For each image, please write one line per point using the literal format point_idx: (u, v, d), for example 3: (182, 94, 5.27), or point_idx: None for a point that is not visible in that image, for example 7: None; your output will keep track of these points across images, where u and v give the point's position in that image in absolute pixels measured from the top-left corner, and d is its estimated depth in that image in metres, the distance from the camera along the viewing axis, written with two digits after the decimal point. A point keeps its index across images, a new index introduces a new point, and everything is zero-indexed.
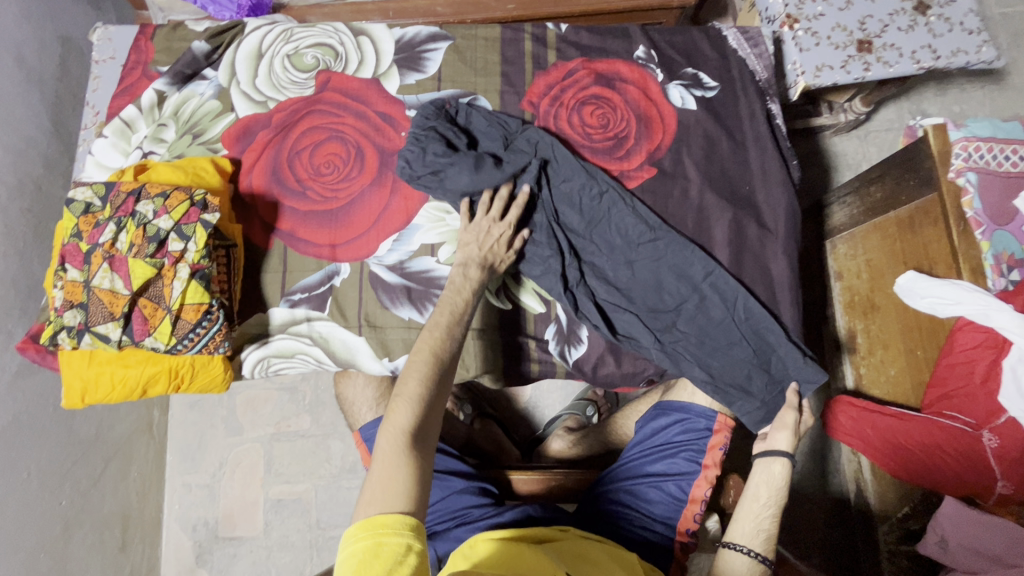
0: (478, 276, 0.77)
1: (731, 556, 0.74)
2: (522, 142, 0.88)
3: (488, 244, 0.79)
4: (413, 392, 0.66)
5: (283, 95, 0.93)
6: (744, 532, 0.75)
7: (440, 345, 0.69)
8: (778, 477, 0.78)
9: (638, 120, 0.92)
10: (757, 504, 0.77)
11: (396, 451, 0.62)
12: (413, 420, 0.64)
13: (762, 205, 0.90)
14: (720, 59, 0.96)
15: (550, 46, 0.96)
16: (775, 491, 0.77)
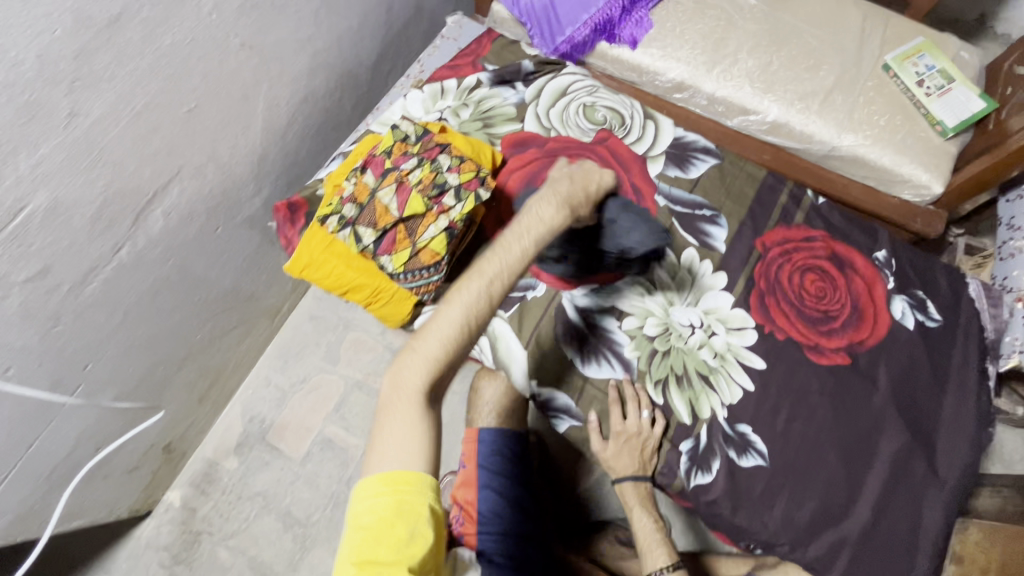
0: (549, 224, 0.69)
1: None
2: (691, 296, 0.95)
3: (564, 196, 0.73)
4: (429, 351, 0.59)
5: (565, 131, 1.06)
6: None
7: (475, 307, 0.61)
8: (637, 489, 0.91)
9: (852, 310, 0.95)
10: (645, 531, 0.91)
11: (409, 404, 0.58)
12: (426, 378, 0.59)
13: (939, 449, 0.88)
14: (953, 299, 0.97)
15: (802, 209, 1.03)
16: (642, 496, 0.91)
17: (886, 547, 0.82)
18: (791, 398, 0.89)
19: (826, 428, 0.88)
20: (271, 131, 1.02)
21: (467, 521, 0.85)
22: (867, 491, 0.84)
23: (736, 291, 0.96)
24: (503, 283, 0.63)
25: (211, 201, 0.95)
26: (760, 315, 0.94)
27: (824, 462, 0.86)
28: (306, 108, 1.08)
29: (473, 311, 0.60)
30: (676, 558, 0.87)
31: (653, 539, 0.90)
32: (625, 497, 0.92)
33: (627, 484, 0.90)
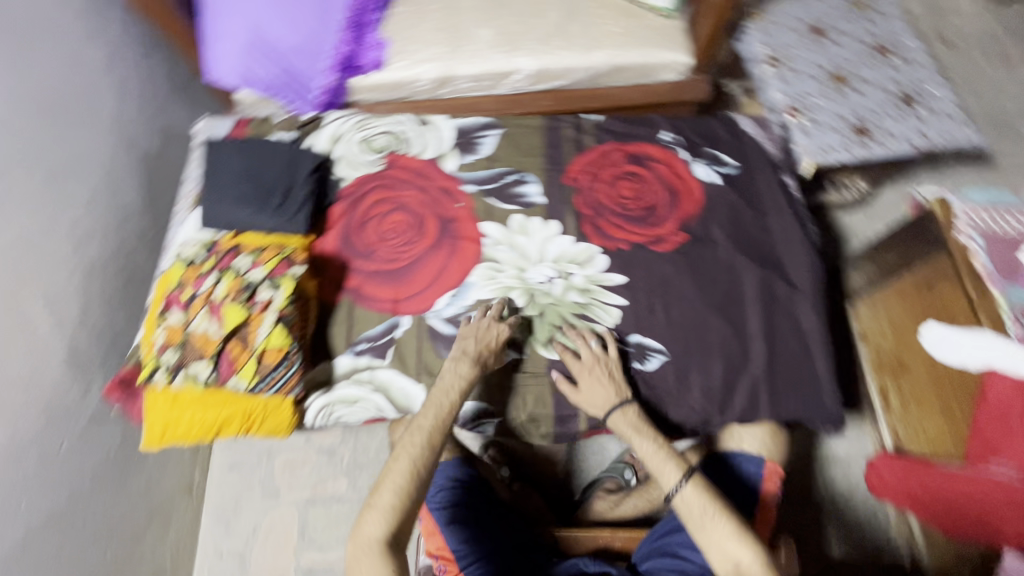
0: (467, 370, 0.87)
1: (681, 500, 0.82)
2: (538, 254, 1.00)
3: (455, 382, 0.86)
4: (384, 503, 0.76)
5: (356, 172, 1.07)
6: (693, 522, 0.80)
7: (417, 455, 0.79)
8: (627, 413, 0.88)
9: (667, 192, 1.04)
10: (652, 452, 0.86)
11: (371, 555, 0.73)
12: (386, 530, 0.74)
13: (787, 264, 0.98)
14: (736, 142, 1.10)
15: (587, 132, 1.12)
16: (637, 422, 0.88)
17: (791, 366, 0.93)
18: (658, 292, 0.96)
19: (697, 299, 0.95)
20: (66, 323, 0.94)
21: (449, 566, 0.87)
22: (753, 329, 0.93)
23: (570, 228, 1.02)
24: (442, 433, 0.83)
25: (35, 425, 0.86)
26: (599, 238, 1.00)
27: (708, 326, 0.93)
28: (94, 281, 1.01)
29: (411, 458, 0.79)
30: (687, 464, 0.84)
31: (659, 457, 0.85)
32: (620, 428, 0.88)
33: (616, 417, 0.88)
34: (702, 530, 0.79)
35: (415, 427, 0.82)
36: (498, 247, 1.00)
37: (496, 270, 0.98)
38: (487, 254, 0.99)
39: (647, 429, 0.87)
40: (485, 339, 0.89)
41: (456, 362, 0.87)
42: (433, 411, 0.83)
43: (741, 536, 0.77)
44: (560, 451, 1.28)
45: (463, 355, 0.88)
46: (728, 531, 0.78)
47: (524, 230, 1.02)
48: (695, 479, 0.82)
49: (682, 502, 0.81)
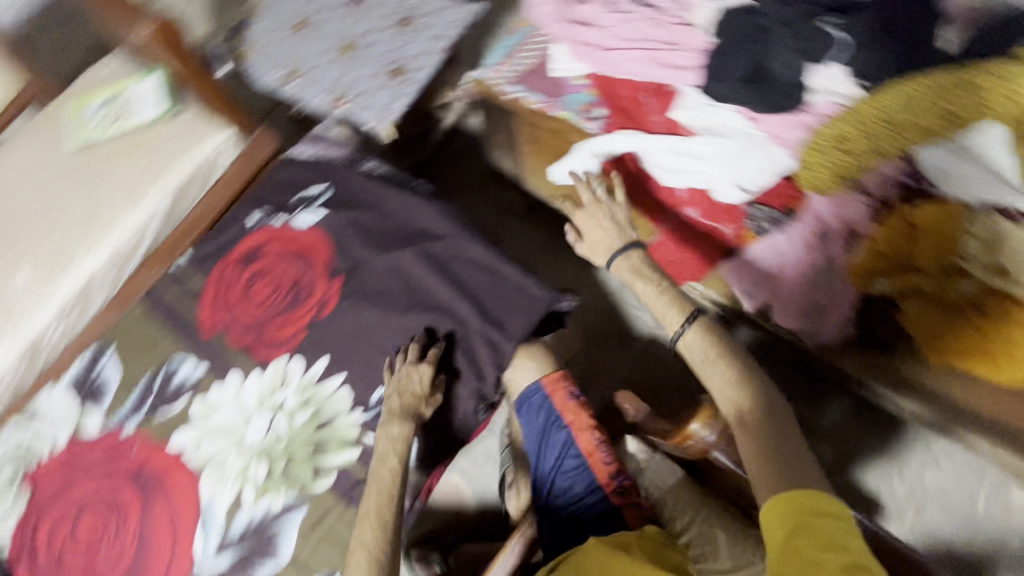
0: (400, 431, 0.86)
1: (687, 339, 0.83)
2: (240, 415, 0.91)
3: (408, 391, 0.88)
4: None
5: (24, 514, 0.93)
6: (695, 363, 0.81)
7: (376, 540, 0.79)
8: (634, 259, 0.92)
9: (293, 261, 1.00)
10: (652, 295, 0.89)
11: None
12: None
13: (426, 225, 1.00)
14: (311, 171, 1.08)
15: (190, 276, 1.02)
16: (637, 267, 0.92)
17: (495, 296, 0.95)
18: (356, 345, 0.93)
19: (388, 319, 0.94)
20: None
21: None
22: (446, 297, 0.95)
23: (245, 367, 0.94)
24: (399, 517, 0.82)
25: None
26: (274, 351, 0.94)
27: (413, 330, 0.93)
28: None
29: (376, 541, 0.79)
30: (692, 308, 0.86)
31: (661, 301, 0.88)
32: (626, 275, 0.93)
33: (631, 253, 0.93)
34: (703, 373, 0.80)
35: (366, 513, 0.81)
36: (202, 445, 0.90)
37: (219, 465, 0.89)
38: (196, 465, 0.89)
39: (648, 270, 0.91)
40: (409, 394, 0.88)
41: (387, 424, 0.87)
42: (378, 486, 0.83)
43: (747, 379, 0.76)
44: (463, 488, 1.32)
45: (390, 415, 0.87)
46: (727, 372, 0.78)
47: (210, 409, 0.92)
48: (699, 320, 0.83)
49: (699, 339, 0.82)
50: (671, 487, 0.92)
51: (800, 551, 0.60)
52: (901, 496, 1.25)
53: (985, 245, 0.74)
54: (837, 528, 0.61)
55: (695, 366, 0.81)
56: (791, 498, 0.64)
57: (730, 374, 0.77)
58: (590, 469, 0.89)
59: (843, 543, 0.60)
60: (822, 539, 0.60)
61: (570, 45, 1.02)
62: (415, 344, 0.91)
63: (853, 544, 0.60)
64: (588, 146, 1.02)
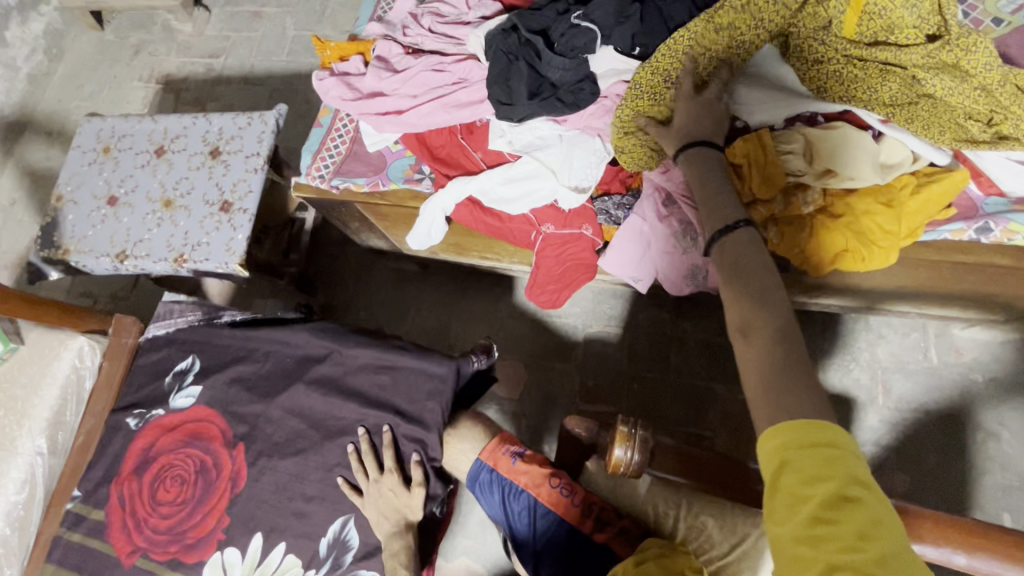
0: (400, 543, 0.83)
1: (728, 248, 0.63)
2: None
3: (394, 504, 0.85)
4: None
5: None
6: (734, 268, 0.62)
7: None
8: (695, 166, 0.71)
9: (188, 447, 0.93)
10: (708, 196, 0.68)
11: None
12: None
13: (307, 350, 0.96)
14: (173, 346, 1.02)
15: (89, 511, 0.94)
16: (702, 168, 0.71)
17: (398, 388, 0.91)
18: (285, 502, 0.87)
19: (306, 461, 0.89)
20: None
21: None
22: (353, 414, 0.90)
23: None
24: None
25: None
26: (205, 549, 0.87)
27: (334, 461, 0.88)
28: None
29: None
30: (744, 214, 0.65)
31: (711, 202, 0.67)
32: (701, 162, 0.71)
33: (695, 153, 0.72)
34: (736, 282, 0.60)
35: None
36: None
37: None
38: None
39: (717, 173, 0.70)
40: (393, 504, 0.85)
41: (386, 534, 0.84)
42: None
43: (761, 306, 0.58)
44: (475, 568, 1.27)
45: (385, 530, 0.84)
46: (737, 298, 0.60)
47: None
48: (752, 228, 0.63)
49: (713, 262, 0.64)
50: (649, 493, 0.85)
51: (781, 485, 0.52)
52: (867, 382, 1.26)
53: (806, 158, 0.81)
54: (831, 462, 0.50)
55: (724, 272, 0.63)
56: (800, 431, 0.52)
57: (742, 300, 0.59)
58: (561, 519, 0.85)
59: (833, 472, 0.50)
60: (805, 474, 0.50)
61: (368, 120, 1.00)
62: (366, 452, 0.87)
63: (842, 475, 0.49)
64: (431, 206, 0.97)
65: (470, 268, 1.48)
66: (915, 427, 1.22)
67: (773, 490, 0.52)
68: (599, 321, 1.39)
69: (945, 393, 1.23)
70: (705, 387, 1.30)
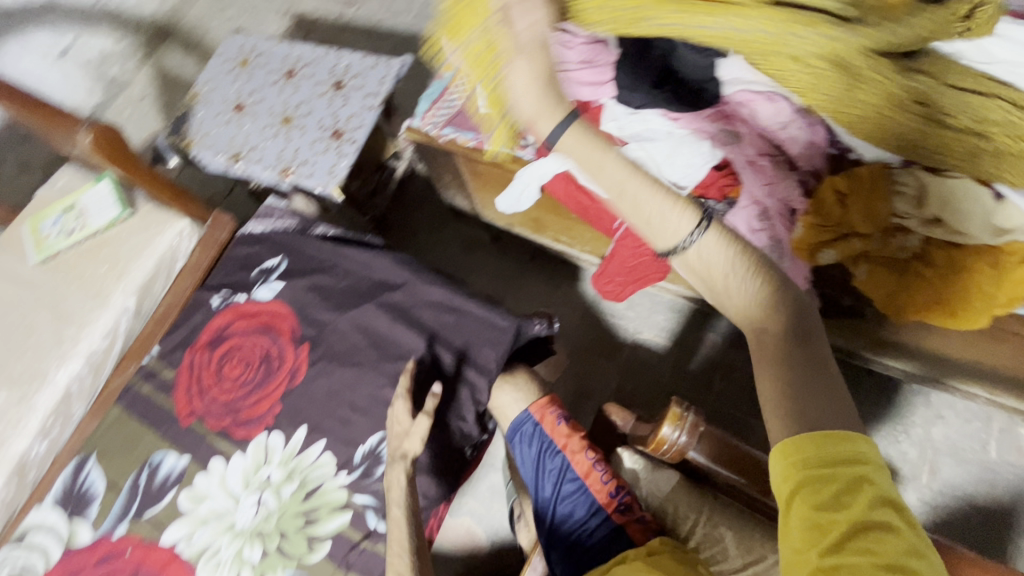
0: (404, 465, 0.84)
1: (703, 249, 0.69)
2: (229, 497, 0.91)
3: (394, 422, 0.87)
4: None
5: None
6: (714, 284, 0.70)
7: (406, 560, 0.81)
8: (581, 134, 0.85)
9: (259, 336, 1.01)
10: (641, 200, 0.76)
11: None
12: None
13: (382, 276, 1.02)
14: (266, 243, 1.10)
15: (164, 368, 1.04)
16: (596, 149, 0.82)
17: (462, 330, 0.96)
18: (334, 404, 0.94)
19: (361, 372, 0.95)
20: None
21: None
22: (413, 342, 0.96)
23: (229, 448, 0.94)
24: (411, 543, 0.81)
25: None
26: (255, 427, 0.94)
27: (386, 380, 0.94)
28: None
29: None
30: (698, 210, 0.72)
31: (660, 210, 0.74)
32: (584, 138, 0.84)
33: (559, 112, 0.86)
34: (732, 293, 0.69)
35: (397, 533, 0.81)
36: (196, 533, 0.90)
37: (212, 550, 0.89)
38: (192, 555, 0.89)
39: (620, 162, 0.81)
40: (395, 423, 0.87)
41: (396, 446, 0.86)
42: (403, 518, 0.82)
43: (789, 368, 0.60)
44: (476, 529, 1.30)
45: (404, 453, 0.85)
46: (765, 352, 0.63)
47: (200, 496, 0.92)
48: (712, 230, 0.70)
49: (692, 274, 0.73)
50: (670, 493, 0.88)
51: (793, 505, 0.58)
52: (913, 457, 1.22)
53: (915, 202, 0.81)
54: (850, 492, 0.55)
55: (715, 293, 0.71)
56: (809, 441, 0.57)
57: (785, 327, 0.63)
58: (589, 490, 0.88)
59: (851, 503, 0.55)
60: (819, 498, 0.56)
61: None
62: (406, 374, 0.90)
63: (866, 501, 0.55)
64: (529, 173, 1.03)
65: (537, 249, 1.52)
66: (955, 515, 1.17)
67: (787, 509, 0.58)
68: (650, 328, 1.40)
69: (996, 489, 1.17)
70: (741, 420, 1.29)
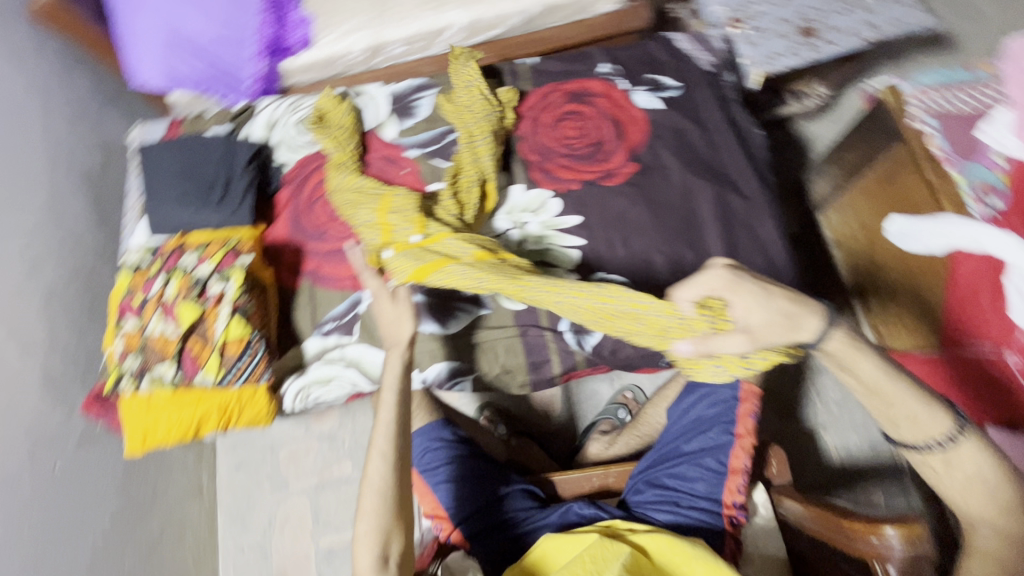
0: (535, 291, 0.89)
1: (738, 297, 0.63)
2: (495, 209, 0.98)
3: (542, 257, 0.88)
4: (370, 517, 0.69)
5: (296, 156, 1.04)
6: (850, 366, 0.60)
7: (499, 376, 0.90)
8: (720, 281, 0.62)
9: (610, 124, 1.01)
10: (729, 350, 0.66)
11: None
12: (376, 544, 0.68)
13: (737, 177, 0.97)
14: (677, 63, 1.07)
15: (525, 78, 1.09)
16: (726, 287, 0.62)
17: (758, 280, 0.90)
18: (615, 226, 0.95)
19: (654, 226, 0.95)
20: (35, 350, 0.94)
21: (446, 524, 0.90)
22: (714, 248, 0.93)
23: (519, 177, 1.01)
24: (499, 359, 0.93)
25: (21, 449, 0.87)
26: (552, 182, 0.98)
27: (667, 251, 0.93)
28: (57, 305, 1.01)
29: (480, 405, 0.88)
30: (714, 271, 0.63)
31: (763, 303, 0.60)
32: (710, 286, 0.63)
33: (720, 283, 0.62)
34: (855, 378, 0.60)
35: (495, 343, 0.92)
36: None
37: None
38: None
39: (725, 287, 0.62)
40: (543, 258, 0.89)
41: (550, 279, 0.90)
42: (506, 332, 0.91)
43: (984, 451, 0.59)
44: None
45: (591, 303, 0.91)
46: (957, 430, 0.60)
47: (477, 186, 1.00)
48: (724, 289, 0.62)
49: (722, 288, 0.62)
50: (770, 557, 0.85)
51: None
52: None
53: None
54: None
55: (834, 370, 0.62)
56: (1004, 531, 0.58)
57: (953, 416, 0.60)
58: (722, 483, 0.84)
59: None
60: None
61: None
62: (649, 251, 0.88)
63: None
64: (963, 224, 0.87)
65: None
66: None
67: None
68: None
69: None
70: None
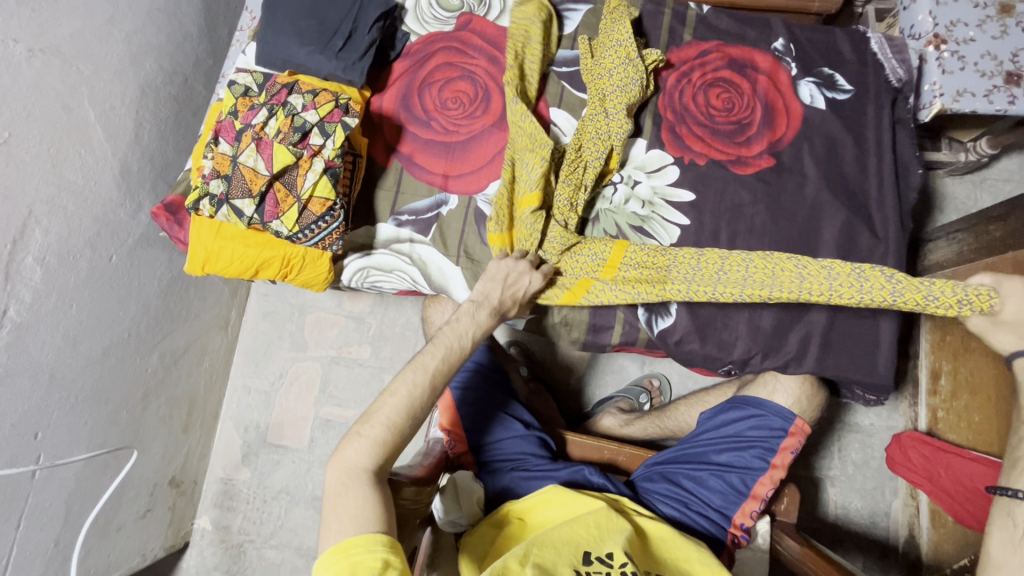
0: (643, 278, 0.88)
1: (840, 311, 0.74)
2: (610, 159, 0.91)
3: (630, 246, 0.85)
4: (374, 433, 0.66)
5: (424, 29, 0.96)
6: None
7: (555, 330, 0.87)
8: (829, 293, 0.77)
9: (763, 109, 0.91)
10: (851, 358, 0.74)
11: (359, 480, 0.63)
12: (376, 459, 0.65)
13: (875, 211, 0.87)
14: (859, 63, 0.94)
15: (688, 25, 0.98)
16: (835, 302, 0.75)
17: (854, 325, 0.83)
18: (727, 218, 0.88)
19: (767, 233, 0.88)
20: (119, 138, 0.92)
21: (458, 443, 0.90)
22: None
23: (646, 132, 0.93)
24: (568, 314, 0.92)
25: (85, 230, 0.88)
26: (680, 149, 0.91)
27: None
28: (148, 102, 0.98)
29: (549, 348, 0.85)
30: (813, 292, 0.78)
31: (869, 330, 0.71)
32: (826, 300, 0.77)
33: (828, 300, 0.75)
34: None
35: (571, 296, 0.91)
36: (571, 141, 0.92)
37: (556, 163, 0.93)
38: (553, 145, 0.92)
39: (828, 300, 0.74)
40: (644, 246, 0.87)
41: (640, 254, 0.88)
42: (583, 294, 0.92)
43: None
44: None
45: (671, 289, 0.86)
46: None
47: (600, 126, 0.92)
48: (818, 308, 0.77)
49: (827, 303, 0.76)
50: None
51: None
52: None
53: None
54: None
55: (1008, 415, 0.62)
56: None
57: None
58: (739, 502, 0.84)
59: None
60: None
61: None
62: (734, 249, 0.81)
63: None
64: None
65: None
66: None
67: None
68: None
69: None
70: None
